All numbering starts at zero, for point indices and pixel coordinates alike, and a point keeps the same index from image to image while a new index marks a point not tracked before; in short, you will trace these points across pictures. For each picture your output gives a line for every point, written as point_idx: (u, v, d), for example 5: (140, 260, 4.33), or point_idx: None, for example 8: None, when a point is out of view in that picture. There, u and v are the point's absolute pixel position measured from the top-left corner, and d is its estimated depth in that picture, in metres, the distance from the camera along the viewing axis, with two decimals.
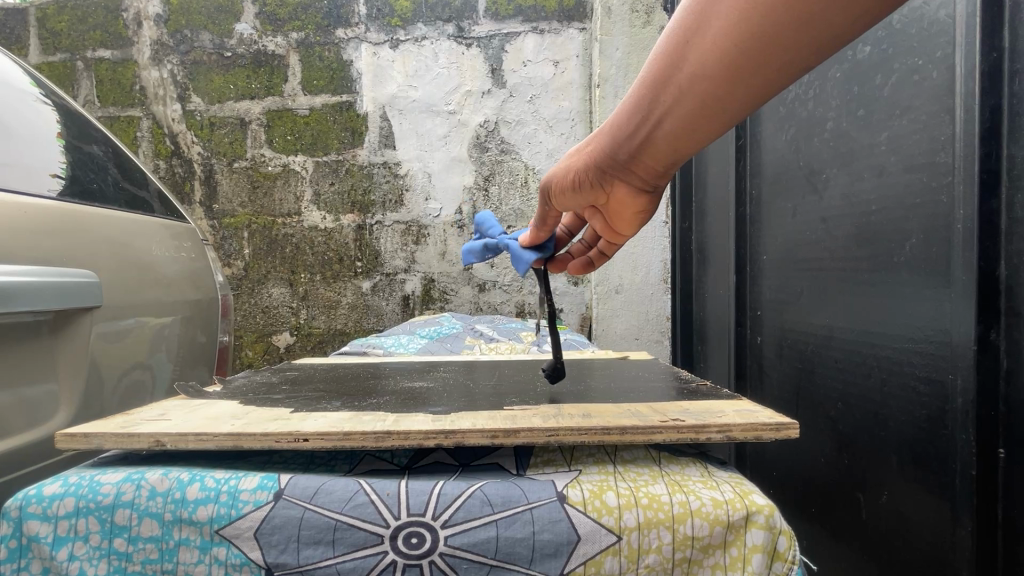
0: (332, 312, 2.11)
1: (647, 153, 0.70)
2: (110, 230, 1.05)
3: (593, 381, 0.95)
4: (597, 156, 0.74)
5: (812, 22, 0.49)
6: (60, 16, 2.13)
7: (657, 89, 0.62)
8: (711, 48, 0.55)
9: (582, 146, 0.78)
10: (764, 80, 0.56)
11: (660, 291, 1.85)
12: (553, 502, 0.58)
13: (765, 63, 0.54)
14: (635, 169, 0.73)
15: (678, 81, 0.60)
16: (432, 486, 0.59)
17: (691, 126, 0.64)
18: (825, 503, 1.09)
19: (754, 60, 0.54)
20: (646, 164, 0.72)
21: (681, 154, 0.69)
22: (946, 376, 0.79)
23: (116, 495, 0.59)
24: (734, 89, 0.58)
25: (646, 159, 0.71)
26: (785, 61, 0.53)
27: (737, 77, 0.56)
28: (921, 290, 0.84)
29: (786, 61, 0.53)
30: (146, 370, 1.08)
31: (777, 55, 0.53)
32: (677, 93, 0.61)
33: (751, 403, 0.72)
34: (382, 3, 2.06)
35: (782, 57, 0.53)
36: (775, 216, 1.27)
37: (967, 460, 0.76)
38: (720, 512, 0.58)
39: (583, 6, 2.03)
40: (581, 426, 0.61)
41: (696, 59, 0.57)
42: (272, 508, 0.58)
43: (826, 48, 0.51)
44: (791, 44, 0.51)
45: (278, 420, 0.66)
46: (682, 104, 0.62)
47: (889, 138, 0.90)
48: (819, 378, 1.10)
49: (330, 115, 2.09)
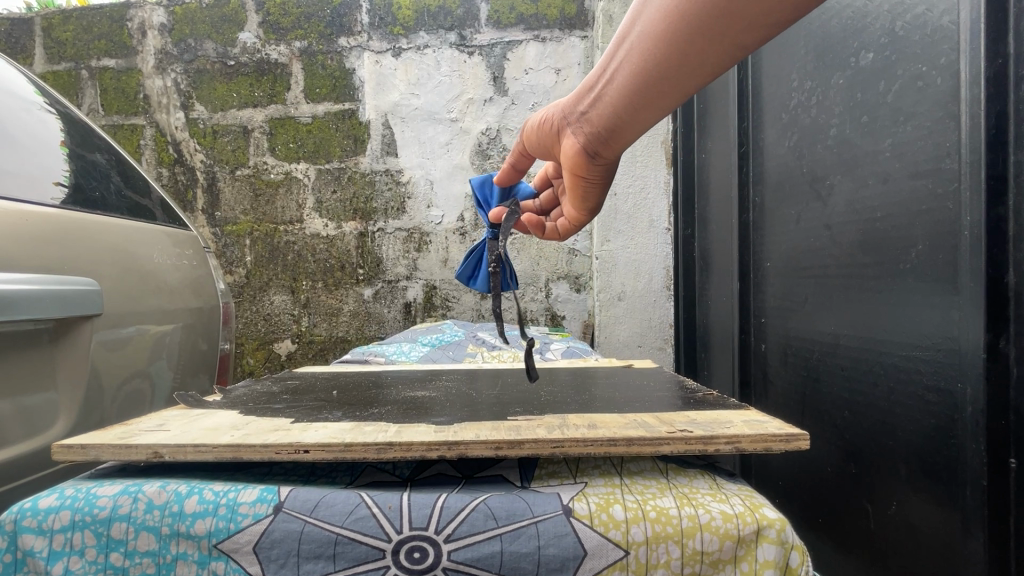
0: (334, 319, 2.11)
1: (599, 108, 0.76)
2: (112, 237, 1.04)
3: (598, 390, 0.93)
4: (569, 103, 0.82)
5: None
6: (65, 26, 2.14)
7: (620, 47, 0.70)
8: (659, 13, 0.61)
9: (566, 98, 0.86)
10: (698, 53, 0.61)
11: (662, 298, 1.85)
12: (559, 516, 0.57)
13: (701, 34, 0.59)
14: (586, 122, 0.80)
15: (636, 37, 0.66)
16: (435, 499, 0.58)
17: (634, 87, 0.69)
18: (832, 513, 1.07)
19: (691, 31, 0.59)
20: (595, 122, 0.78)
21: (624, 120, 0.74)
22: (955, 385, 0.78)
23: (113, 508, 0.58)
24: (674, 55, 0.63)
25: (597, 116, 0.77)
26: (718, 34, 0.58)
27: (676, 42, 0.61)
28: (927, 297, 0.83)
29: (716, 37, 0.59)
30: (146, 378, 1.07)
31: (709, 31, 0.58)
32: (630, 53, 0.68)
33: (760, 413, 0.70)
34: (385, 12, 2.07)
35: (718, 29, 0.58)
36: (779, 222, 1.26)
37: (978, 470, 0.74)
38: (730, 527, 0.57)
39: (585, 14, 2.04)
40: (587, 437, 0.60)
41: (647, 22, 0.64)
42: (271, 521, 0.57)
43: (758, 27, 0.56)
44: (720, 21, 0.57)
45: (278, 431, 0.65)
46: (633, 62, 0.68)
47: (893, 145, 0.89)
48: (825, 386, 1.09)
49: (333, 122, 2.09)
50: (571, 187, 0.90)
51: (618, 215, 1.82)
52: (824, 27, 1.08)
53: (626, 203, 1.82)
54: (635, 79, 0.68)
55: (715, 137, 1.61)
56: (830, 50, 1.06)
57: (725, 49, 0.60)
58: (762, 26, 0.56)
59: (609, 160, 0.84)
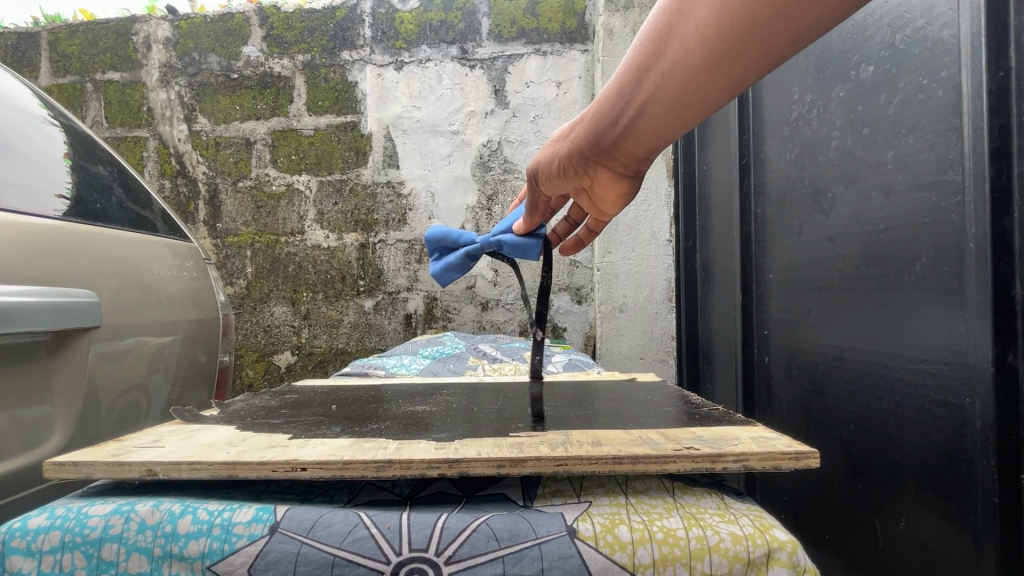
0: (334, 331, 2.10)
1: (628, 137, 0.75)
2: (112, 249, 1.04)
3: (602, 404, 0.92)
4: (581, 141, 0.80)
5: (786, 17, 0.51)
6: (71, 40, 2.17)
7: (640, 78, 0.67)
8: (685, 43, 0.59)
9: (568, 130, 0.84)
10: (736, 74, 0.59)
11: (665, 310, 1.84)
12: (562, 537, 0.56)
13: (737, 57, 0.57)
14: (616, 151, 0.79)
15: (659, 68, 0.64)
16: (435, 519, 0.56)
17: (667, 114, 0.68)
18: (838, 530, 1.05)
19: (725, 55, 0.57)
20: (627, 149, 0.78)
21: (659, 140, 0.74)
22: (964, 399, 0.77)
23: (104, 528, 0.57)
24: (707, 78, 0.61)
25: (627, 143, 0.77)
26: (755, 55, 0.56)
27: (709, 67, 0.59)
28: (933, 310, 0.82)
29: (751, 59, 0.56)
30: (142, 391, 1.05)
31: (745, 53, 0.56)
32: (658, 83, 0.65)
33: (768, 430, 0.69)
34: (387, 26, 2.09)
35: (755, 51, 0.55)
36: (782, 234, 1.25)
37: (989, 486, 0.73)
38: (740, 549, 0.55)
39: (586, 28, 2.06)
40: (591, 455, 0.59)
41: (671, 53, 0.61)
42: (267, 542, 0.55)
43: (797, 43, 0.53)
44: (761, 43, 0.54)
45: (275, 448, 0.64)
46: (661, 91, 0.66)
47: (896, 157, 0.89)
48: (831, 400, 1.07)
49: (335, 135, 2.10)
50: (613, 202, 0.90)
51: (620, 226, 1.82)
52: (824, 42, 1.09)
53: (628, 214, 1.82)
54: (668, 107, 0.67)
55: (715, 149, 1.61)
56: (829, 64, 1.07)
57: (761, 67, 0.57)
58: (801, 44, 0.53)
59: (644, 168, 0.84)
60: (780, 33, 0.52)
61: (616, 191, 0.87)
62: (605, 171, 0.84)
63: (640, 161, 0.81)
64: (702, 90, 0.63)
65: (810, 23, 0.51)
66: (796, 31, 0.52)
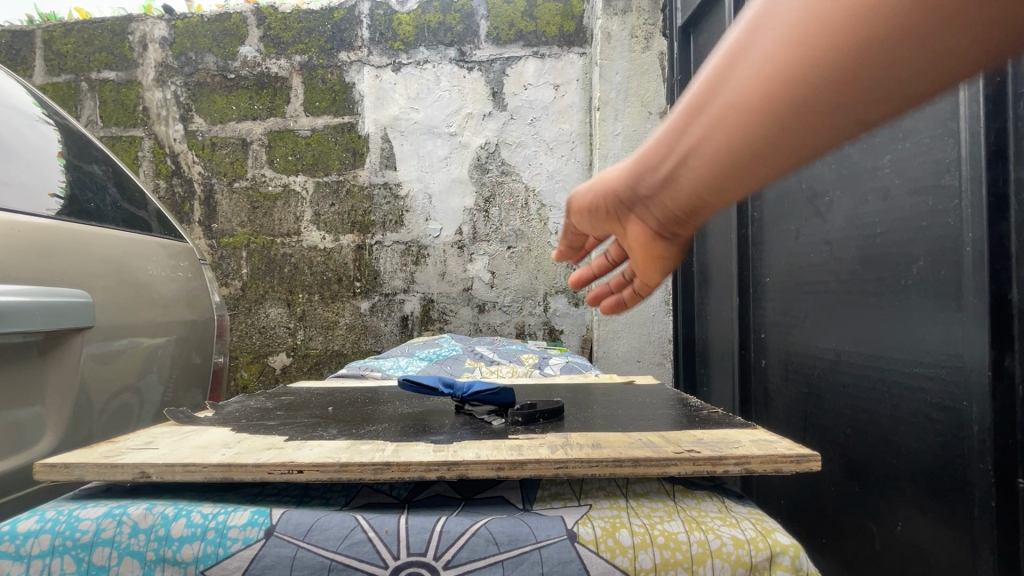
0: (330, 332, 2.08)
1: (666, 196, 0.52)
2: (106, 248, 1.03)
3: (600, 406, 0.92)
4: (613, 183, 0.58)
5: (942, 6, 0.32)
6: (66, 39, 2.16)
7: (695, 115, 0.45)
8: (764, 64, 0.39)
9: (598, 177, 0.62)
10: (833, 117, 0.39)
11: (661, 313, 1.87)
12: (563, 541, 0.55)
13: (849, 82, 0.37)
14: (652, 207, 0.54)
15: (719, 106, 0.43)
16: (434, 523, 0.56)
17: (727, 168, 0.45)
18: (836, 535, 1.05)
19: (831, 79, 0.37)
20: (664, 209, 0.54)
21: (706, 206, 0.50)
22: (961, 403, 0.77)
23: (95, 532, 0.56)
24: (793, 121, 0.40)
25: (665, 202, 0.53)
26: (880, 73, 0.36)
27: (801, 102, 0.38)
28: (930, 314, 0.82)
29: (867, 86, 0.36)
30: (135, 393, 1.04)
31: (857, 80, 0.36)
32: (717, 121, 0.43)
33: (768, 433, 0.69)
34: (385, 28, 2.09)
35: (880, 69, 0.35)
36: (779, 237, 1.25)
37: (986, 490, 0.72)
38: (742, 553, 0.55)
39: (584, 31, 2.06)
40: (591, 458, 0.58)
41: (743, 78, 0.40)
42: (263, 546, 0.54)
43: (946, 56, 0.34)
44: (890, 51, 0.34)
45: (271, 450, 0.63)
46: (721, 136, 0.43)
47: (893, 161, 0.89)
48: (828, 404, 1.07)
49: (332, 136, 2.10)
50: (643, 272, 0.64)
51: None
52: None
53: None
54: (727, 158, 0.44)
55: None
56: None
57: (879, 106, 0.37)
58: (949, 67, 0.34)
59: (683, 241, 0.59)
60: (926, 31, 0.33)
61: (647, 258, 0.62)
62: (637, 229, 0.60)
63: (679, 231, 0.56)
64: (772, 144, 0.42)
65: (978, 19, 0.32)
66: (951, 37, 0.33)
